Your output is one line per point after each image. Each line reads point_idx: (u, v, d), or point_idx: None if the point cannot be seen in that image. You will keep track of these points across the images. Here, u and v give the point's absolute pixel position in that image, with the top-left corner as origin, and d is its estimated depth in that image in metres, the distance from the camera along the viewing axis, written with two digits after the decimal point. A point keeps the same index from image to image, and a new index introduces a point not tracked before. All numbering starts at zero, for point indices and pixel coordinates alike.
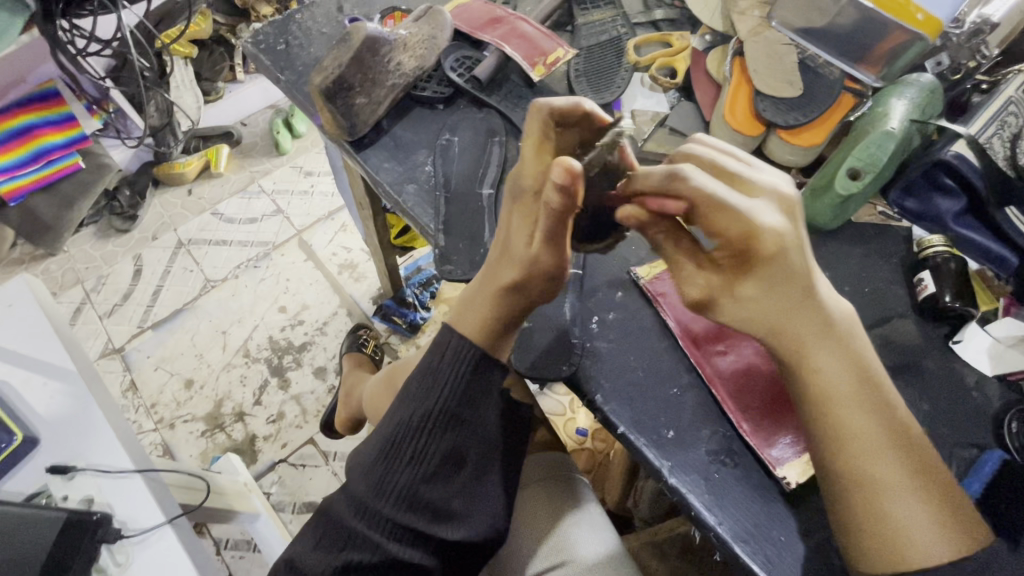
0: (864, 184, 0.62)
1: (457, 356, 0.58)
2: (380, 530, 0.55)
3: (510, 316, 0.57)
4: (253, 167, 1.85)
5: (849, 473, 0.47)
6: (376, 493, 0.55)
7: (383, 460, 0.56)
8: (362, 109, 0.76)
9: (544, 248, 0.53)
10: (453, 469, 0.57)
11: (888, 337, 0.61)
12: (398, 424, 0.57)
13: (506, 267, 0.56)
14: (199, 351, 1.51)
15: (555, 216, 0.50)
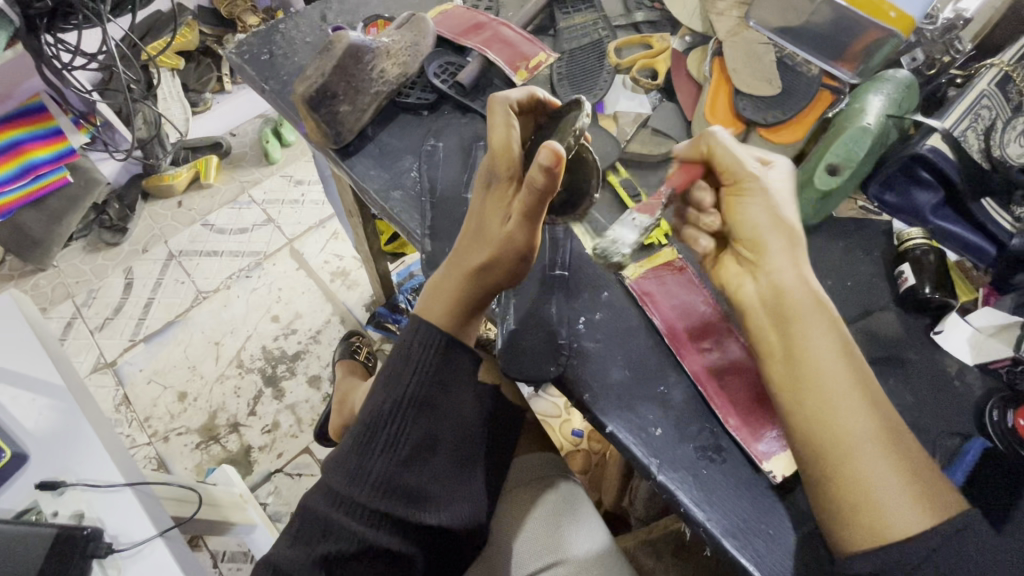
0: (843, 179, 0.63)
1: (426, 344, 0.58)
2: (357, 518, 0.54)
3: (480, 297, 0.60)
4: (243, 177, 1.84)
5: (846, 433, 0.46)
6: (354, 480, 0.55)
7: (362, 446, 0.56)
8: (346, 117, 0.76)
9: (520, 224, 0.55)
10: (431, 453, 0.58)
11: (871, 329, 0.62)
12: (377, 408, 0.57)
13: (477, 248, 0.58)
14: (192, 363, 1.50)
15: (536, 186, 0.52)
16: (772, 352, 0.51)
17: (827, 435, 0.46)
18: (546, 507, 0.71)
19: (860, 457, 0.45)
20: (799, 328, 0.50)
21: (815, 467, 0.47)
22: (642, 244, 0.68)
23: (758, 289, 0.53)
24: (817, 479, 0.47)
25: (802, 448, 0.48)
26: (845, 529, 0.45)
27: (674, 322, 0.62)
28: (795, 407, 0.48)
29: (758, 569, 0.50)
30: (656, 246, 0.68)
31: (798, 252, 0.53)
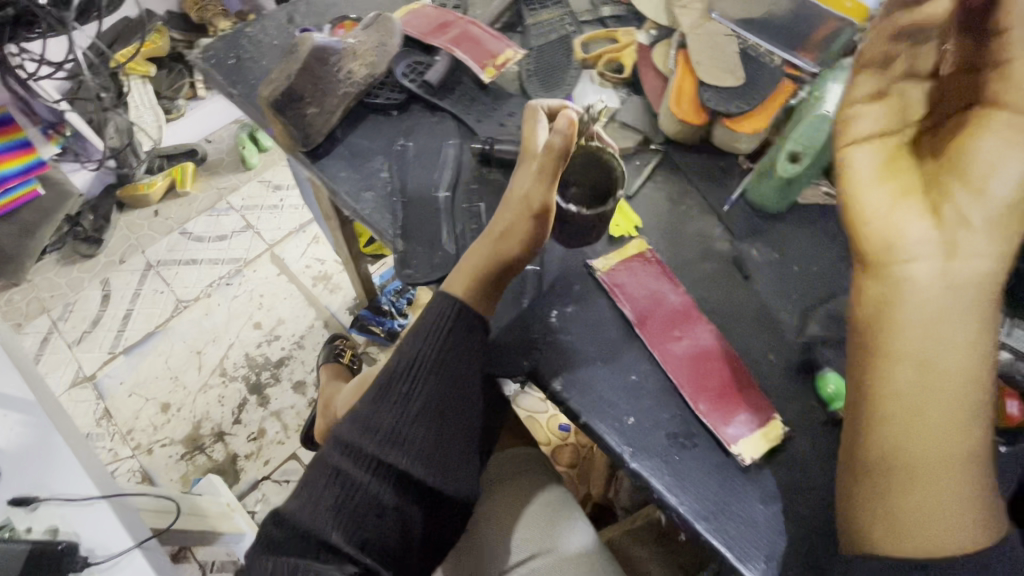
0: (805, 166, 0.64)
1: (442, 310, 0.60)
2: (362, 466, 0.56)
3: (504, 270, 0.61)
4: (220, 184, 1.82)
5: (944, 458, 0.44)
6: (366, 433, 0.57)
7: (380, 403, 0.58)
8: (315, 119, 0.76)
9: (543, 197, 0.59)
10: (443, 419, 0.59)
11: (837, 312, 0.63)
12: (397, 372, 0.59)
13: (504, 215, 0.61)
14: (174, 373, 1.48)
15: (554, 150, 0.57)
16: (905, 344, 0.46)
17: (908, 444, 0.45)
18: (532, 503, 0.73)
19: (947, 483, 0.44)
20: (948, 331, 0.45)
21: (885, 476, 0.46)
22: (612, 238, 0.69)
23: (924, 277, 0.46)
24: (870, 484, 0.47)
25: (883, 454, 0.46)
26: (867, 531, 0.46)
27: (646, 312, 0.63)
28: (902, 415, 0.46)
29: (730, 550, 0.52)
30: (626, 238, 0.69)
31: (987, 256, 0.45)
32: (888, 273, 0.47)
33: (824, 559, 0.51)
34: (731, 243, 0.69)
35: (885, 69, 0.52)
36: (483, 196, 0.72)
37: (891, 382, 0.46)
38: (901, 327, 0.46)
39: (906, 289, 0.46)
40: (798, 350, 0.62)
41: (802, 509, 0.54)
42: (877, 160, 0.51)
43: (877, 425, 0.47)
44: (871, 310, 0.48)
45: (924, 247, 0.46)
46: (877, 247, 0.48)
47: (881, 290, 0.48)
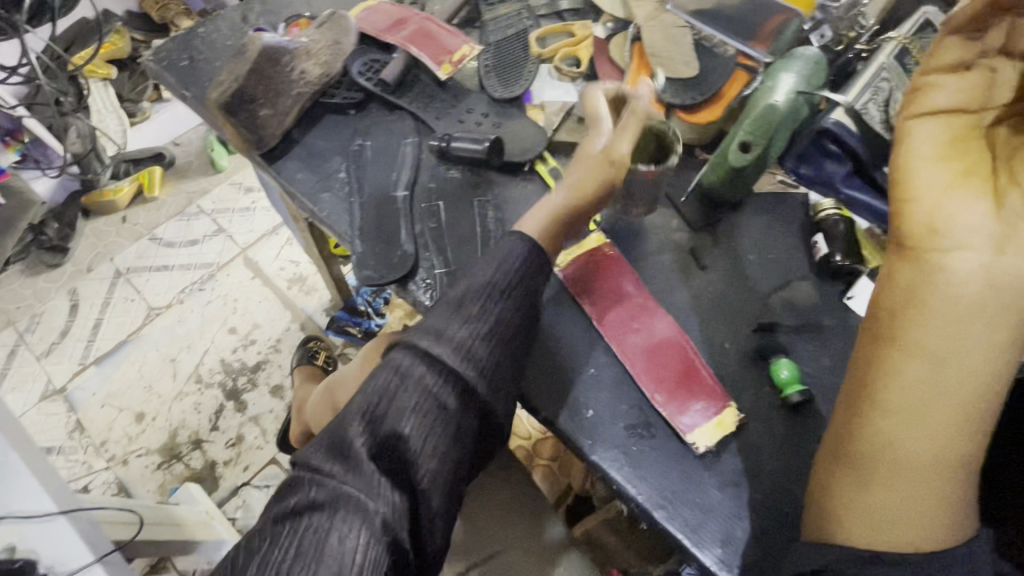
0: (754, 157, 0.65)
1: (523, 244, 0.59)
2: (433, 376, 0.52)
3: (580, 217, 0.63)
4: (188, 187, 1.78)
5: (938, 457, 0.45)
6: (442, 343, 0.53)
7: (463, 323, 0.55)
8: (269, 121, 0.75)
9: (619, 152, 0.61)
10: (517, 358, 0.56)
11: (790, 299, 0.65)
12: (488, 292, 0.56)
13: (585, 164, 0.63)
14: (147, 382, 1.45)
15: (640, 112, 0.62)
16: (925, 337, 0.45)
17: (902, 432, 0.46)
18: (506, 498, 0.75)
19: (933, 482, 0.45)
20: (972, 333, 0.44)
21: (871, 459, 0.47)
22: None
23: (961, 271, 0.45)
24: (851, 465, 0.47)
25: (872, 440, 0.47)
26: (830, 507, 0.48)
27: (604, 307, 0.63)
28: (906, 407, 0.46)
29: (687, 536, 0.53)
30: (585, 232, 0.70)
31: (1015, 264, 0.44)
32: (921, 263, 0.46)
33: (778, 541, 0.52)
34: (688, 235, 0.70)
35: (979, 37, 0.47)
36: (441, 194, 0.72)
37: (903, 372, 0.46)
38: (922, 317, 0.46)
39: (936, 282, 0.45)
40: (753, 338, 0.63)
41: (757, 493, 0.55)
42: (938, 138, 0.47)
43: (878, 411, 0.47)
44: (896, 295, 0.47)
45: (965, 246, 0.45)
46: (916, 234, 0.47)
47: (908, 276, 0.47)
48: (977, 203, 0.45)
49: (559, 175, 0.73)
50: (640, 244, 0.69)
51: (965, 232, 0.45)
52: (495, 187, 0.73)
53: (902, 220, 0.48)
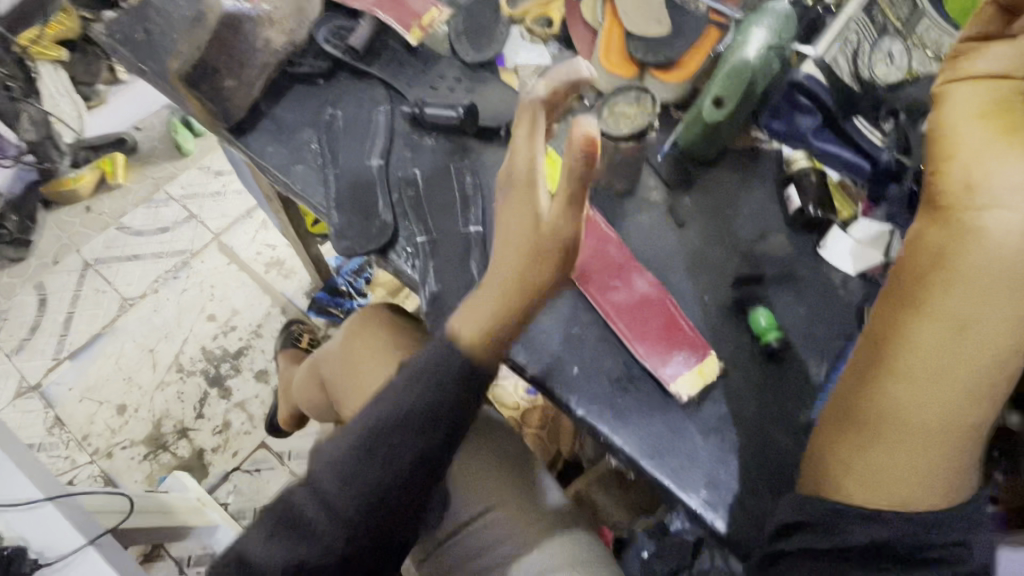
0: (728, 111, 0.66)
1: (474, 308, 0.53)
2: (396, 452, 0.52)
3: (518, 299, 0.53)
4: (155, 173, 1.71)
5: (949, 423, 0.45)
6: (373, 452, 0.52)
7: (394, 415, 0.52)
8: (234, 93, 0.73)
9: (556, 213, 0.52)
10: (450, 442, 0.54)
11: (764, 252, 0.66)
12: (421, 377, 0.53)
13: (513, 244, 0.53)
14: (126, 374, 1.42)
15: (581, 185, 0.51)
16: (947, 304, 0.45)
17: (917, 397, 0.46)
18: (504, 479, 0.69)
19: (937, 447, 0.46)
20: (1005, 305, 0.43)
21: (880, 420, 0.48)
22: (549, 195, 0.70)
23: (992, 242, 0.43)
24: (862, 425, 0.49)
25: (883, 405, 0.47)
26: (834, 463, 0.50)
27: (587, 266, 0.64)
28: (920, 374, 0.46)
29: (673, 481, 0.55)
30: None
31: None
32: (954, 228, 0.45)
33: (758, 480, 0.55)
34: (665, 193, 0.70)
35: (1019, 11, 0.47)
36: (417, 162, 0.71)
37: (924, 338, 0.46)
38: (949, 282, 0.45)
39: (969, 251, 0.44)
40: (731, 290, 0.64)
41: (738, 437, 0.57)
42: (977, 99, 0.46)
43: (893, 375, 0.47)
44: (922, 261, 0.46)
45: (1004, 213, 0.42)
46: (952, 199, 0.45)
47: (939, 238, 0.46)
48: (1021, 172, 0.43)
49: None
50: (618, 204, 0.69)
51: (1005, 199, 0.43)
52: (472, 153, 0.72)
53: (937, 184, 0.46)
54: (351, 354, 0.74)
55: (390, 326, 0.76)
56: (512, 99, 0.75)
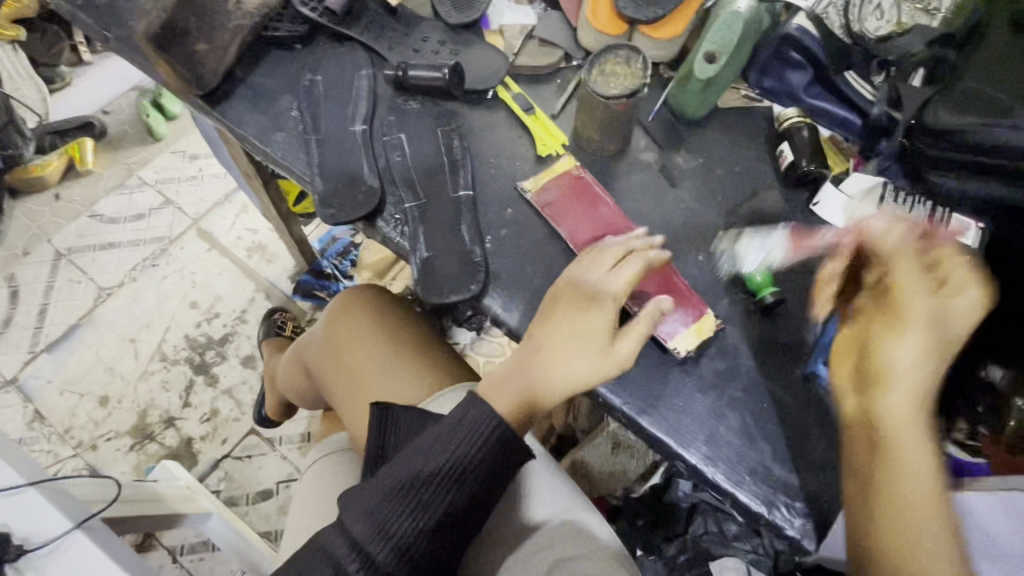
0: (721, 66, 0.65)
1: (510, 373, 0.55)
2: (457, 502, 0.49)
3: (541, 402, 0.54)
4: (127, 158, 1.59)
5: (914, 479, 0.46)
6: (413, 496, 0.48)
7: (434, 464, 0.49)
8: (206, 58, 0.69)
9: (622, 293, 0.54)
10: (486, 499, 0.51)
11: (757, 209, 0.66)
12: (461, 426, 0.50)
13: (549, 357, 0.54)
14: (108, 364, 1.35)
15: (632, 336, 0.52)
16: (924, 387, 0.47)
17: (877, 459, 0.48)
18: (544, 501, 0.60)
19: (918, 513, 0.45)
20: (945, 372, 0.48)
21: (896, 506, 0.46)
22: (540, 157, 0.69)
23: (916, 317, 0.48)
24: (878, 511, 0.47)
25: (900, 490, 0.46)
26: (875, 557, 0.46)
27: (584, 231, 0.64)
28: (878, 434, 0.48)
29: (671, 438, 0.55)
30: (554, 157, 0.69)
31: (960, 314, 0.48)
32: (928, 320, 0.48)
33: (755, 432, 0.56)
34: (657, 153, 0.69)
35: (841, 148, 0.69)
36: (402, 127, 0.69)
37: (911, 427, 0.47)
38: (925, 365, 0.47)
39: (945, 332, 0.48)
40: (725, 248, 0.64)
41: (736, 392, 0.57)
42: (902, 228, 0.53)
43: (899, 458, 0.47)
44: (906, 357, 0.48)
45: (969, 302, 0.48)
46: (911, 302, 0.49)
47: (905, 339, 0.48)
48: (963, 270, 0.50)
49: (523, 101, 0.72)
50: (610, 166, 0.69)
51: (965, 289, 0.49)
52: (459, 117, 0.71)
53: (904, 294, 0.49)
54: (334, 338, 0.72)
55: (375, 307, 0.73)
56: (499, 59, 0.73)
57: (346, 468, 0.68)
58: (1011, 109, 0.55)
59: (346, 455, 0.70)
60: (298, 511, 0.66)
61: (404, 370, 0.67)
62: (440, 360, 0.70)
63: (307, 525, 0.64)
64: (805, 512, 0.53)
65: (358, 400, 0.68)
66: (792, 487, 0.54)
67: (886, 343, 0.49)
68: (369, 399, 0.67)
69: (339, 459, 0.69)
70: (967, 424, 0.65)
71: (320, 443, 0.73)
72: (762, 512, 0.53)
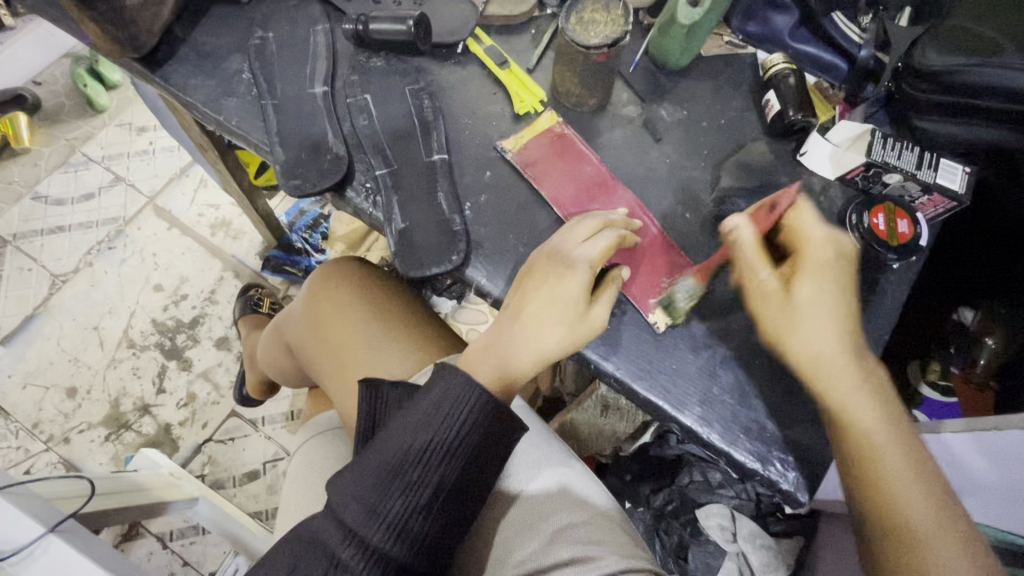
0: (705, 10, 0.60)
1: (490, 340, 0.52)
2: (452, 475, 0.48)
3: (528, 369, 0.51)
4: (67, 134, 1.44)
5: (874, 437, 0.47)
6: (406, 474, 0.47)
7: (422, 441, 0.47)
8: (139, 14, 0.61)
9: (598, 259, 0.52)
10: (481, 471, 0.49)
11: (744, 161, 0.63)
12: (445, 400, 0.48)
13: (528, 319, 0.51)
14: (72, 355, 1.23)
15: (612, 292, 0.53)
16: (829, 348, 0.49)
17: (852, 425, 0.48)
18: (547, 471, 0.59)
19: (893, 464, 0.46)
20: (843, 308, 0.50)
21: (886, 481, 0.46)
22: (517, 115, 0.65)
23: (768, 283, 0.52)
24: (870, 487, 0.47)
25: (877, 462, 0.47)
26: (880, 540, 0.46)
27: (568, 193, 0.61)
28: (830, 394, 0.49)
29: (666, 402, 0.54)
30: (533, 114, 0.65)
31: (811, 257, 0.52)
32: (788, 298, 0.51)
33: (749, 389, 0.56)
34: (640, 107, 0.66)
35: (826, 93, 0.68)
36: (367, 86, 0.63)
37: (840, 387, 0.49)
38: (818, 327, 0.50)
39: (813, 277, 0.51)
40: (711, 205, 0.62)
41: (727, 351, 0.57)
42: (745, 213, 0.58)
43: (855, 434, 0.48)
44: (802, 333, 0.50)
45: (817, 248, 0.52)
46: (768, 285, 0.52)
47: (786, 321, 0.51)
48: (809, 217, 0.54)
49: (495, 54, 0.67)
50: (590, 123, 0.65)
51: (813, 240, 0.53)
52: (428, 75, 0.66)
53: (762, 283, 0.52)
54: (318, 314, 0.68)
55: (357, 280, 0.70)
56: (466, 8, 0.67)
57: (336, 447, 0.66)
58: (1003, 46, 0.54)
59: (337, 434, 0.67)
60: (290, 494, 0.64)
61: (393, 343, 0.65)
62: (429, 331, 0.67)
63: (300, 507, 0.62)
64: (799, 467, 0.53)
65: (345, 375, 0.64)
66: (785, 442, 0.54)
67: (778, 332, 0.51)
68: (357, 374, 0.64)
69: (330, 437, 0.66)
70: (940, 366, 0.71)
71: (308, 425, 0.71)
72: (756, 468, 0.53)
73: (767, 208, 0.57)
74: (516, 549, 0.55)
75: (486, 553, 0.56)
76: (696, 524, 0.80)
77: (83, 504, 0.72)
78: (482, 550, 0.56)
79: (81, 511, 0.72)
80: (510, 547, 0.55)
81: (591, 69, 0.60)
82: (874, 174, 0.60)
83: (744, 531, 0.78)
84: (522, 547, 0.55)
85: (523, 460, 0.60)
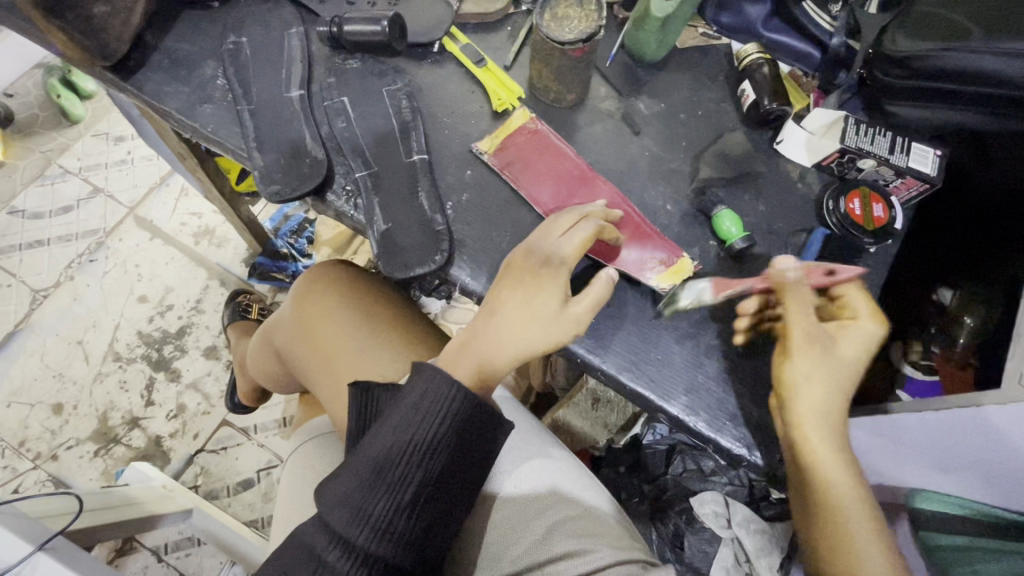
0: (679, 3, 0.61)
1: (467, 339, 0.52)
2: (433, 473, 0.48)
3: (505, 366, 0.51)
4: (42, 146, 1.41)
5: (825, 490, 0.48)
6: (388, 474, 0.47)
7: (402, 441, 0.47)
8: (109, 22, 0.60)
9: (576, 256, 0.52)
10: (464, 468, 0.49)
11: (723, 151, 0.64)
12: (425, 398, 0.48)
13: (504, 318, 0.51)
14: (57, 370, 1.21)
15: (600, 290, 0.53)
16: (833, 404, 0.49)
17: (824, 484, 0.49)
18: (539, 463, 0.60)
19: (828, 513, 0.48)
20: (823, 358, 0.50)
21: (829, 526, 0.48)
22: (496, 113, 0.65)
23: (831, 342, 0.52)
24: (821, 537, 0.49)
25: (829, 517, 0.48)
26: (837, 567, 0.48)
27: (548, 192, 0.61)
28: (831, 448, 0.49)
29: (654, 391, 0.55)
30: (511, 111, 0.65)
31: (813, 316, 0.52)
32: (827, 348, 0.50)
33: (735, 374, 0.56)
34: (618, 101, 0.67)
35: (801, 81, 0.69)
36: (344, 89, 0.63)
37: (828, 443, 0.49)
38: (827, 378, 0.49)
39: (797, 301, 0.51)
40: (692, 196, 0.63)
41: (712, 339, 0.58)
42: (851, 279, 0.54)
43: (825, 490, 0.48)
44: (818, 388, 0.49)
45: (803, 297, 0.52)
46: (811, 338, 0.50)
47: (812, 366, 0.49)
48: (860, 298, 0.52)
49: (472, 52, 0.67)
50: (569, 119, 0.66)
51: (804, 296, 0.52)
52: (406, 75, 0.66)
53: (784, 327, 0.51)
54: (304, 318, 0.68)
55: (342, 283, 0.69)
56: (440, 7, 0.67)
57: (327, 451, 0.65)
58: (969, 29, 0.54)
59: (329, 437, 0.67)
60: (284, 499, 0.64)
61: (383, 345, 0.64)
62: (418, 332, 0.67)
63: (293, 513, 0.61)
64: (785, 450, 0.54)
65: (335, 379, 0.64)
66: (771, 426, 0.55)
67: (798, 374, 0.49)
68: (346, 377, 0.63)
69: (322, 441, 0.66)
70: (922, 345, 0.65)
71: (299, 430, 0.71)
72: (743, 453, 0.54)
73: (823, 272, 0.54)
74: (511, 546, 0.55)
75: (483, 554, 0.56)
76: (691, 512, 0.81)
77: (71, 521, 0.71)
78: (479, 552, 0.56)
79: (70, 529, 0.71)
80: (510, 546, 0.55)
81: (567, 65, 0.60)
82: (851, 159, 0.61)
83: (737, 516, 0.79)
84: (518, 543, 0.55)
85: (514, 456, 0.60)
